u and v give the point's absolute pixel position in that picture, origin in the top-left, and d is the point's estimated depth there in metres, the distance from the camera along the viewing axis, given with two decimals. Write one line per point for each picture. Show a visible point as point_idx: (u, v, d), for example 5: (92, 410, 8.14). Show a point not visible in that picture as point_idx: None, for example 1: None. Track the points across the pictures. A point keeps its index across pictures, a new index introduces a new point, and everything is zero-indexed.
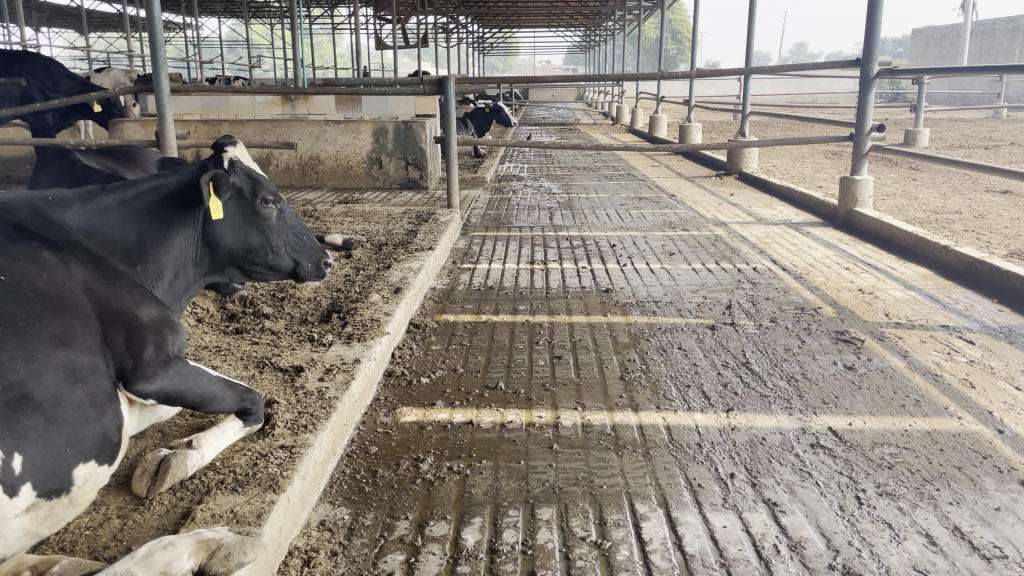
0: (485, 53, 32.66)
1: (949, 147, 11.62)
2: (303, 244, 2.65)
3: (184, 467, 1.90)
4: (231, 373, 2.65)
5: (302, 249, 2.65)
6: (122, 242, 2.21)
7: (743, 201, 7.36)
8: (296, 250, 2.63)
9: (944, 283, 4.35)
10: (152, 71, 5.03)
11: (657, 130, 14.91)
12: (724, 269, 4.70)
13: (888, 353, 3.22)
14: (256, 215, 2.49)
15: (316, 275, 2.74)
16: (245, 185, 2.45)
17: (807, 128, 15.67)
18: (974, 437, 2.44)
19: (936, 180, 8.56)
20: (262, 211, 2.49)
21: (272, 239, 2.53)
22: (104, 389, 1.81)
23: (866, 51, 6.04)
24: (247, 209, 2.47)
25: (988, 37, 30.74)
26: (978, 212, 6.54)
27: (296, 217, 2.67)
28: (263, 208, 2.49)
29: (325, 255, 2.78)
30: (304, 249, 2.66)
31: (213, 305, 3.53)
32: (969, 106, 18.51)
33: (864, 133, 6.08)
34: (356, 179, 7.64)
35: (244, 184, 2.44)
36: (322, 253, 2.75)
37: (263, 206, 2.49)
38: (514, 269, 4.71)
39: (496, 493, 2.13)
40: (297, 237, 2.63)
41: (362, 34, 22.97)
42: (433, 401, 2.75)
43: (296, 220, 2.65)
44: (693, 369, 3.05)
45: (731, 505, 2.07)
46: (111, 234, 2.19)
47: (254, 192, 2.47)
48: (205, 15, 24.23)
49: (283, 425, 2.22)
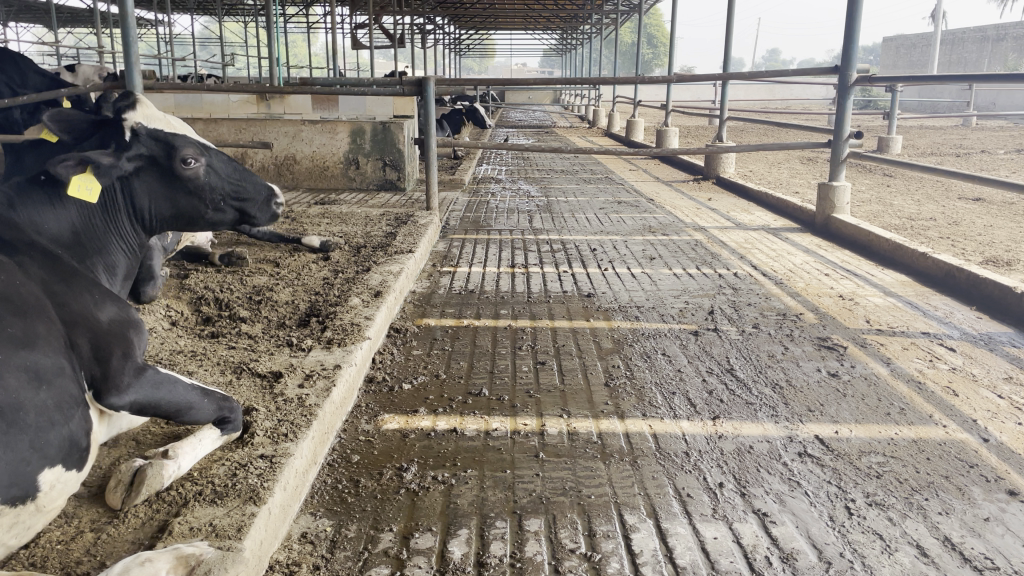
0: (461, 55, 32.53)
1: (921, 154, 11.77)
2: (244, 187, 2.60)
3: (160, 477, 1.84)
4: (207, 378, 2.58)
5: (244, 196, 2.60)
6: (61, 237, 2.21)
7: (721, 206, 7.37)
8: (239, 199, 2.58)
9: (922, 290, 4.38)
10: (124, 68, 4.92)
11: (634, 134, 14.96)
12: (705, 274, 4.69)
13: (870, 360, 3.22)
14: (177, 177, 2.42)
15: (267, 215, 2.71)
16: (156, 150, 2.36)
17: (782, 133, 15.80)
18: (960, 446, 2.44)
19: (910, 186, 8.66)
20: (184, 171, 2.41)
21: (204, 195, 2.48)
22: (71, 393, 1.75)
23: (844, 59, 6.08)
24: (168, 172, 2.40)
25: (957, 46, 31.23)
26: (952, 219, 6.62)
27: (227, 161, 2.57)
28: (184, 168, 2.41)
29: (273, 194, 2.73)
30: (246, 192, 2.61)
31: (188, 308, 3.44)
32: (940, 114, 18.80)
33: (842, 140, 6.12)
34: (332, 180, 7.55)
35: (156, 149, 2.36)
36: (267, 193, 2.70)
37: (183, 166, 2.40)
38: (494, 273, 4.67)
39: (482, 504, 2.08)
40: (235, 182, 2.57)
41: (339, 33, 22.71)
42: (415, 408, 2.69)
43: (227, 163, 2.56)
44: (678, 376, 3.02)
45: (721, 515, 2.04)
46: (51, 229, 2.18)
47: (168, 152, 2.37)
48: (177, 12, 23.80)
49: (263, 434, 2.15)
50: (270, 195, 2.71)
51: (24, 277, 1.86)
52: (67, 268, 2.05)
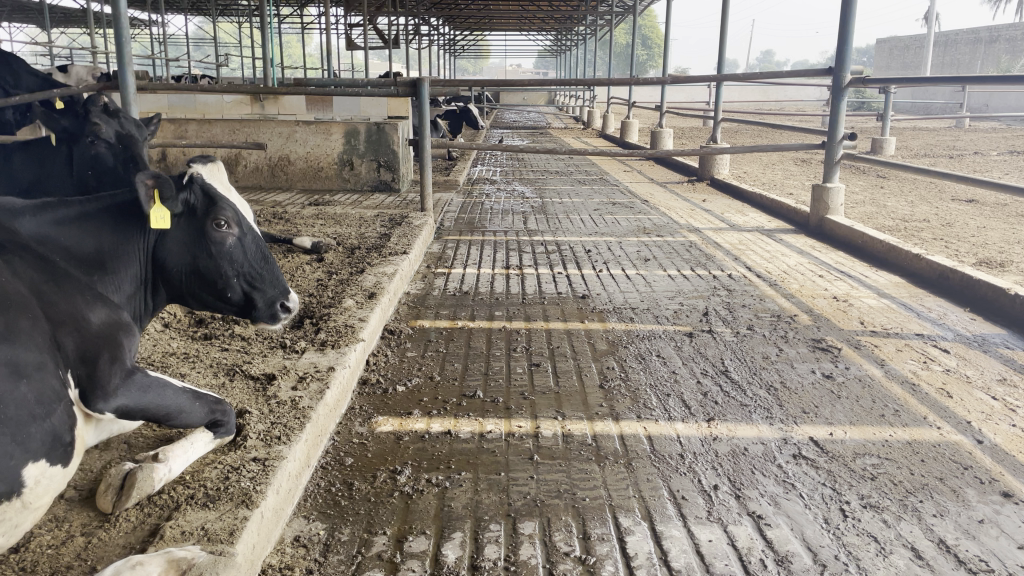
0: (456, 56, 32.49)
1: (915, 156, 11.80)
2: (266, 277, 2.44)
3: (151, 480, 1.82)
4: (200, 380, 2.56)
5: (262, 286, 2.43)
6: (77, 251, 2.18)
7: (715, 207, 7.38)
8: (253, 287, 2.42)
9: (916, 291, 4.39)
10: (117, 68, 4.90)
11: (629, 136, 14.97)
12: (699, 275, 4.69)
13: (864, 361, 3.22)
14: (205, 237, 2.32)
15: (274, 317, 2.49)
16: (200, 202, 2.31)
17: (776, 135, 15.84)
18: (954, 448, 2.44)
19: (904, 188, 8.69)
20: (213, 236, 2.31)
21: (223, 268, 2.34)
22: (52, 387, 1.72)
23: (838, 60, 6.09)
24: (199, 229, 2.32)
25: (950, 48, 31.35)
26: (945, 220, 6.64)
27: (263, 248, 2.45)
28: (214, 231, 2.31)
29: (290, 297, 2.53)
30: (264, 287, 2.44)
31: (181, 310, 3.42)
32: (932, 116, 18.86)
33: (836, 142, 6.13)
34: (326, 181, 7.53)
35: (199, 201, 2.31)
36: (284, 295, 2.51)
37: (213, 229, 2.30)
38: (489, 274, 4.66)
39: (476, 507, 2.07)
40: (258, 271, 2.42)
41: (333, 33, 22.64)
42: (409, 410, 2.68)
43: (261, 248, 2.44)
44: (672, 377, 3.02)
45: (715, 518, 2.03)
46: (66, 243, 2.16)
47: (208, 210, 2.31)
48: (171, 12, 23.71)
49: (256, 437, 2.14)
50: (286, 298, 2.51)
51: (12, 276, 1.83)
52: (62, 273, 2.02)
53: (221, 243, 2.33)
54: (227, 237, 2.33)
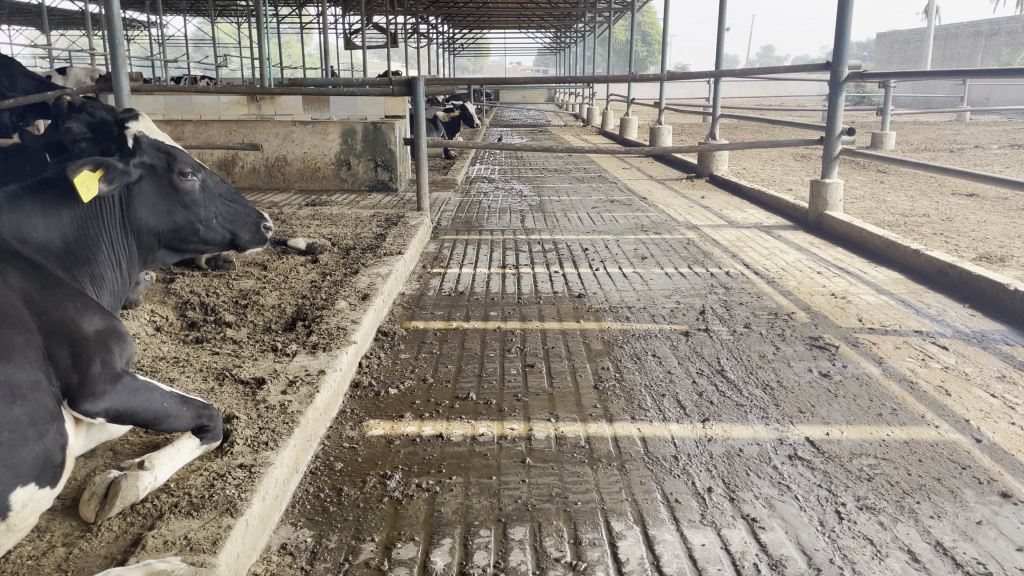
0: (455, 54, 32.35)
1: (915, 150, 11.74)
2: (237, 209, 2.69)
3: (135, 489, 1.79)
4: (188, 385, 2.54)
5: (235, 217, 2.68)
6: (52, 247, 2.22)
7: (714, 204, 7.34)
8: (229, 220, 2.67)
9: (915, 288, 4.35)
10: (111, 71, 4.87)
11: (628, 132, 14.92)
12: (697, 273, 4.66)
13: (862, 359, 3.19)
14: (175, 190, 2.50)
15: (255, 240, 2.79)
16: (158, 160, 2.44)
17: (777, 130, 15.78)
18: (952, 447, 2.41)
19: (904, 183, 8.65)
20: (182, 186, 2.50)
21: (200, 211, 2.55)
22: (46, 407, 1.72)
23: (835, 55, 6.04)
24: (166, 184, 2.48)
25: (951, 41, 31.24)
26: (945, 215, 6.60)
27: (221, 183, 2.67)
28: (183, 181, 2.49)
29: (262, 217, 2.82)
30: (238, 217, 2.69)
31: (173, 313, 3.40)
32: (934, 110, 18.80)
33: (834, 137, 6.08)
34: (324, 181, 7.50)
35: (157, 160, 2.44)
36: (256, 216, 2.79)
37: (181, 179, 2.48)
38: (485, 274, 4.63)
39: (466, 512, 2.04)
40: (229, 205, 2.66)
41: (332, 32, 22.47)
42: (401, 413, 2.65)
43: (220, 184, 2.66)
44: (668, 378, 2.98)
45: (709, 521, 2.01)
46: (42, 239, 2.19)
47: (170, 165, 2.46)
48: (168, 13, 23.52)
49: (243, 443, 2.11)
50: (260, 221, 2.80)
51: (5, 287, 1.83)
52: (54, 280, 2.01)
53: (192, 192, 2.52)
54: (194, 183, 2.53)
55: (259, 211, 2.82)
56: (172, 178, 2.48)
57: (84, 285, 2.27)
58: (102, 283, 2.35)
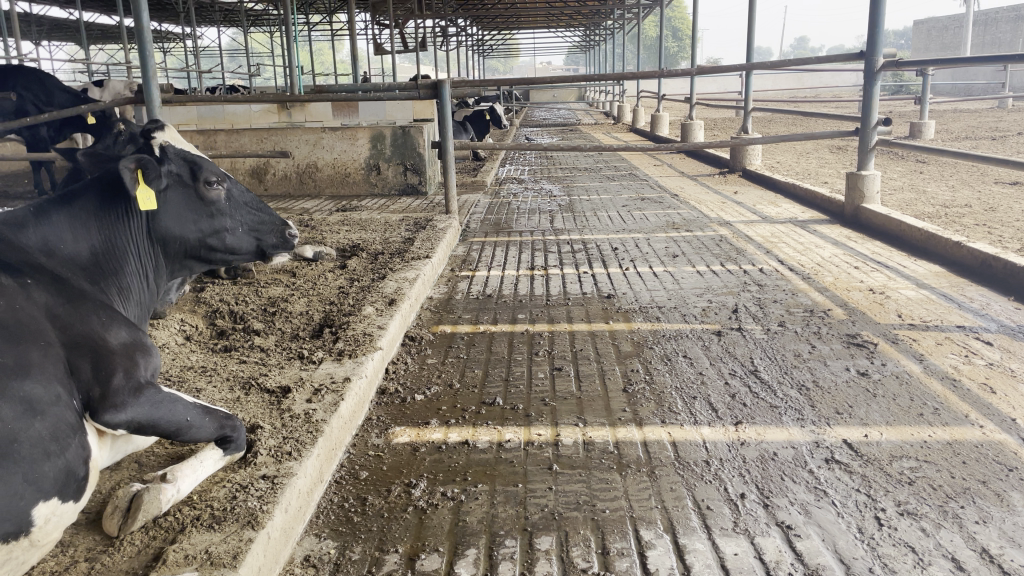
0: (485, 56, 32.38)
1: (956, 139, 11.42)
2: (262, 218, 2.67)
3: (157, 503, 1.79)
4: (214, 395, 2.52)
5: (261, 225, 2.67)
6: (78, 259, 2.23)
7: (747, 200, 7.22)
8: (255, 228, 2.65)
9: (957, 281, 4.21)
10: (142, 81, 4.93)
11: (659, 130, 14.81)
12: (730, 271, 4.56)
13: (902, 357, 3.08)
14: (200, 199, 2.48)
15: (281, 247, 2.76)
16: (183, 170, 2.43)
17: (811, 122, 15.54)
18: (998, 448, 2.31)
19: (944, 173, 8.42)
20: (207, 195, 2.48)
21: (226, 220, 2.54)
22: (68, 422, 1.72)
23: (870, 43, 5.87)
24: (192, 194, 2.47)
25: (991, 27, 30.52)
26: (988, 205, 6.40)
27: (246, 192, 2.66)
28: (208, 191, 2.48)
29: (287, 226, 2.80)
30: (263, 224, 2.67)
31: (202, 322, 3.42)
32: (973, 98, 18.38)
33: (870, 128, 5.91)
34: (353, 186, 7.53)
35: (182, 169, 2.43)
36: (282, 225, 2.77)
37: (206, 188, 2.47)
38: (514, 276, 4.59)
39: (492, 522, 2.01)
40: (253, 213, 2.64)
41: (362, 38, 22.54)
42: (428, 420, 2.63)
43: (245, 194, 2.64)
44: (699, 379, 2.92)
45: (742, 529, 1.94)
46: (67, 252, 2.20)
47: (195, 174, 2.45)
48: (204, 24, 23.88)
49: (266, 452, 2.10)
50: (286, 230, 2.78)
51: (28, 301, 1.84)
52: (78, 293, 2.02)
53: (218, 201, 2.51)
54: (220, 193, 2.51)
55: (283, 220, 2.79)
56: (198, 186, 2.46)
57: (111, 297, 2.28)
58: (128, 294, 2.35)
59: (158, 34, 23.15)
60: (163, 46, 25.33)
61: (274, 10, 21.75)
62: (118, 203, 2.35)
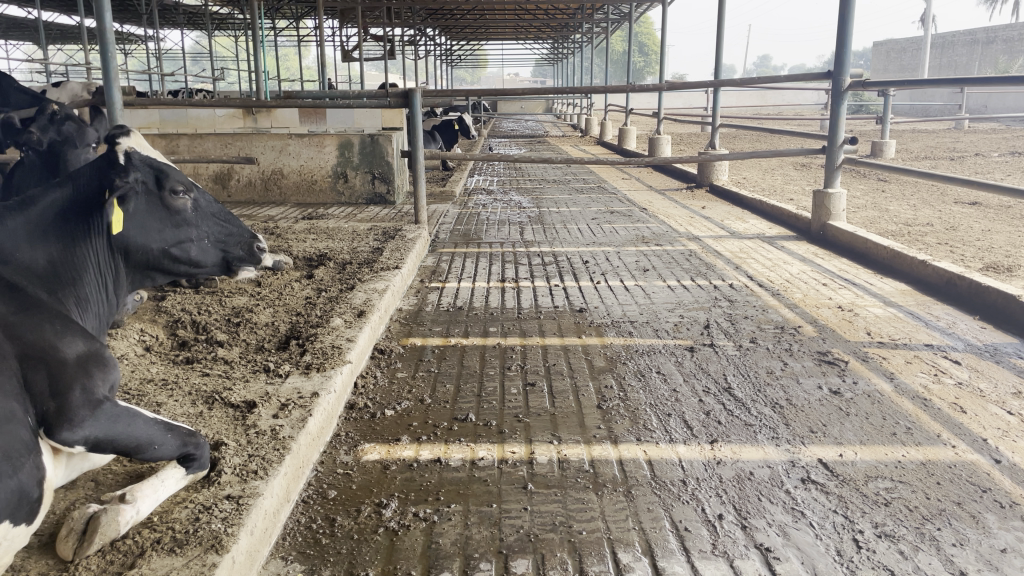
0: (453, 67, 32.39)
1: (916, 158, 11.68)
2: (229, 229, 2.60)
3: (115, 524, 1.71)
4: (176, 410, 2.43)
5: (227, 236, 2.59)
6: (35, 267, 2.13)
7: (715, 215, 7.27)
8: (221, 239, 2.57)
9: (923, 299, 4.27)
10: (103, 84, 4.79)
11: (627, 143, 14.91)
12: (700, 285, 4.57)
13: (873, 375, 3.09)
14: (166, 209, 2.39)
15: (249, 260, 2.68)
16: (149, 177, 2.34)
17: (775, 139, 15.78)
18: (971, 468, 2.31)
19: (905, 192, 8.59)
20: (174, 205, 2.40)
21: (191, 231, 2.45)
22: (21, 440, 1.63)
23: (837, 63, 5.94)
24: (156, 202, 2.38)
25: (948, 50, 31.39)
26: (949, 224, 6.53)
27: (214, 202, 2.58)
28: (174, 200, 2.39)
29: (255, 237, 2.73)
30: (230, 236, 2.60)
31: (164, 332, 3.31)
32: (931, 119, 18.86)
33: (836, 147, 5.98)
34: (320, 195, 7.42)
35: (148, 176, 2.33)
36: (250, 237, 2.69)
37: (173, 198, 2.38)
38: (484, 288, 4.54)
39: (465, 544, 1.95)
40: (220, 224, 2.57)
41: (329, 44, 22.35)
42: (398, 436, 2.56)
43: (213, 204, 2.56)
44: (673, 396, 2.89)
45: (721, 552, 1.91)
46: (23, 260, 2.11)
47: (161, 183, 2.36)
48: (168, 27, 23.53)
49: (231, 471, 2.01)
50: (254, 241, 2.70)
51: None
52: (32, 302, 1.92)
53: (185, 211, 2.43)
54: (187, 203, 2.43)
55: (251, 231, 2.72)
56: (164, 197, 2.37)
57: (68, 307, 2.18)
58: (86, 304, 2.26)
59: (120, 36, 22.78)
60: (125, 48, 24.88)
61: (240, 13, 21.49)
62: (80, 208, 2.25)
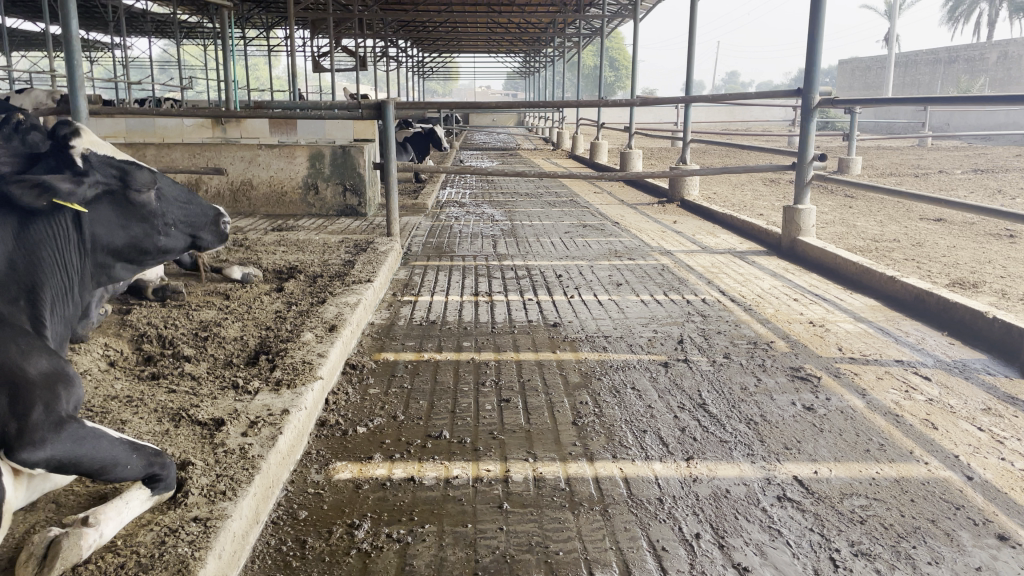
0: (425, 79, 32.41)
1: (882, 175, 11.89)
2: (195, 213, 2.56)
3: (77, 549, 1.64)
4: (141, 428, 2.35)
5: (195, 221, 2.56)
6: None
7: (686, 229, 7.32)
8: (189, 225, 2.54)
9: (893, 315, 4.31)
10: (67, 92, 4.69)
11: (598, 157, 14.99)
12: (673, 300, 4.59)
13: (846, 392, 3.11)
14: (129, 206, 2.34)
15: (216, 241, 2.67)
16: (109, 178, 2.27)
17: (745, 154, 15.97)
18: (944, 485, 2.33)
19: (872, 208, 8.72)
20: (139, 201, 2.34)
21: (157, 221, 2.40)
22: None
23: (807, 82, 6.01)
24: (119, 199, 2.32)
25: (911, 69, 32.11)
26: (915, 240, 6.63)
27: (177, 186, 2.53)
28: (137, 197, 2.33)
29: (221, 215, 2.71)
30: (196, 219, 2.56)
31: (128, 347, 3.23)
32: (896, 136, 19.22)
33: (806, 163, 6.04)
34: (290, 206, 7.34)
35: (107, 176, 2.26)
36: (216, 216, 2.67)
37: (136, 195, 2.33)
38: (457, 302, 4.50)
39: (440, 566, 1.91)
40: (186, 209, 2.53)
41: (300, 54, 22.21)
42: (371, 454, 2.51)
43: (177, 191, 2.51)
44: (649, 413, 2.87)
45: (699, 572, 1.89)
46: None
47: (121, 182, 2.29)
48: (135, 34, 23.23)
49: (198, 492, 1.95)
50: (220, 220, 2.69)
51: None
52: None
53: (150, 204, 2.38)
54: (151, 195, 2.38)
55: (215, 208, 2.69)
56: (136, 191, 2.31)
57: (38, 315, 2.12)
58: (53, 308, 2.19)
59: (86, 43, 22.42)
60: (91, 56, 24.51)
61: (210, 23, 21.29)
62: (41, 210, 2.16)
